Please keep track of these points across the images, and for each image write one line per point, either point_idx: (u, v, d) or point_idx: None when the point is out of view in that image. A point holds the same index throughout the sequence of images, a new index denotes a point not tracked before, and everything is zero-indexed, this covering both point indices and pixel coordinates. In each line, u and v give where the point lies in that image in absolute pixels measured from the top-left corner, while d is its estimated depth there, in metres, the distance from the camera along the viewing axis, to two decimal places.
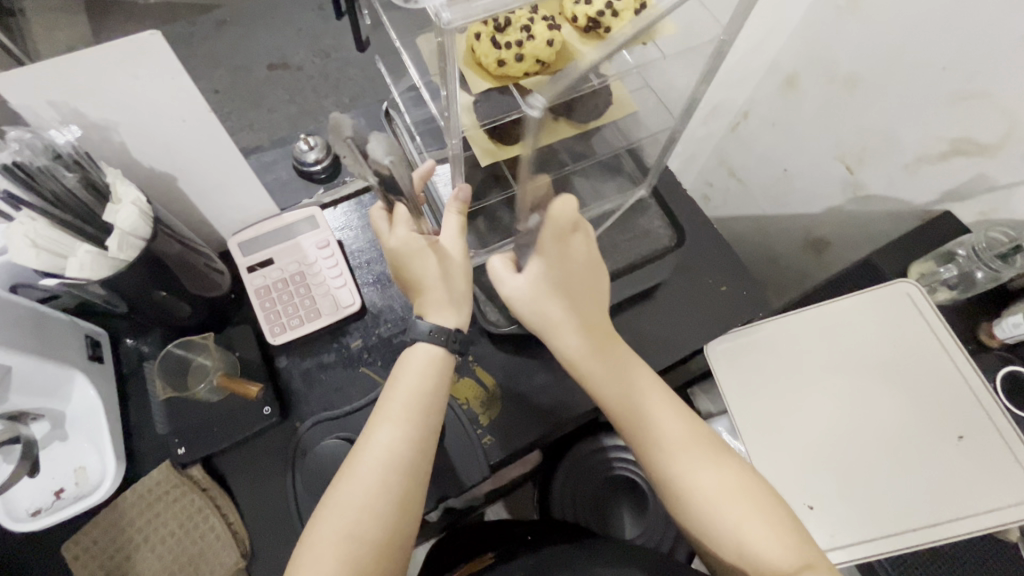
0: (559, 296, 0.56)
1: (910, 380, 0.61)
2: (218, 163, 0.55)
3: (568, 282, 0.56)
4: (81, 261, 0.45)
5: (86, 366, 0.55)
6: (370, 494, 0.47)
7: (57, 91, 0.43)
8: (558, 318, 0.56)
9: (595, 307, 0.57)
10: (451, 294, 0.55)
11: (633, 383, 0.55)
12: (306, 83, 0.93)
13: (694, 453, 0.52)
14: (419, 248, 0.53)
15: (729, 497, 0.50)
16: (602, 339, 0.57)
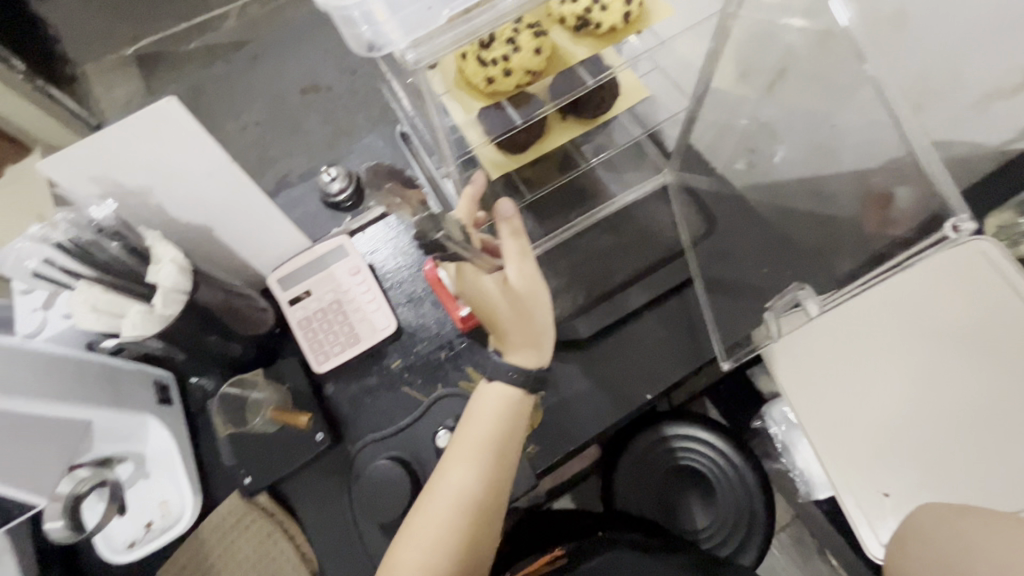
0: None
1: (995, 352, 0.53)
2: (246, 209, 0.58)
3: None
4: (133, 321, 0.49)
5: (157, 409, 0.60)
6: (446, 527, 0.50)
7: (95, 168, 0.47)
8: None
9: None
10: (528, 335, 0.55)
11: None
12: (336, 103, 1.09)
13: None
14: (492, 296, 0.54)
15: None
16: None
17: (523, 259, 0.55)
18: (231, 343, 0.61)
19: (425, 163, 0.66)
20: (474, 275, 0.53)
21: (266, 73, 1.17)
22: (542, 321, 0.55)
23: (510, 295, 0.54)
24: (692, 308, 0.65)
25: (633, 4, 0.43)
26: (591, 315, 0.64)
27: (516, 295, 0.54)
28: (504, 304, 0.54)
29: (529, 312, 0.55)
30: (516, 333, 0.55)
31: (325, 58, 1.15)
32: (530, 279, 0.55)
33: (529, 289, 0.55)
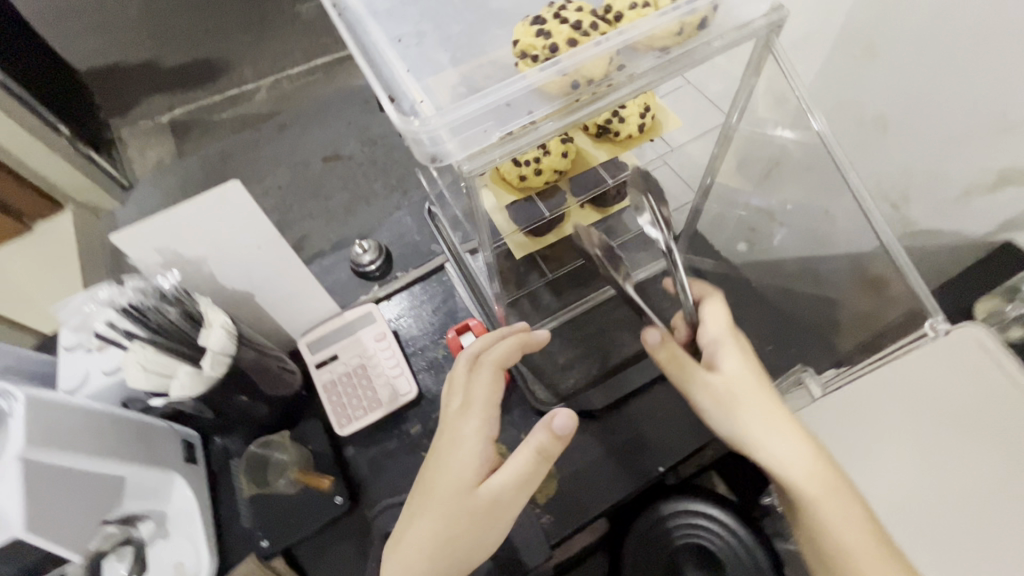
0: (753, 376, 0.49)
1: (1008, 441, 0.47)
2: (288, 278, 0.63)
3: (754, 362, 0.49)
4: (182, 381, 0.52)
5: (183, 467, 0.62)
6: None
7: (161, 239, 0.52)
8: (748, 398, 0.47)
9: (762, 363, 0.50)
10: (455, 536, 0.45)
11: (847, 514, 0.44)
12: (357, 170, 1.19)
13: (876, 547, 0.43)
14: (462, 482, 0.46)
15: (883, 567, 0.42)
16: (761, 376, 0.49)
17: (519, 484, 0.46)
18: (262, 404, 0.64)
19: (453, 239, 0.73)
20: (458, 438, 0.47)
21: (294, 142, 1.27)
22: (490, 539, 0.45)
23: (481, 494, 0.45)
24: None
25: (647, 117, 0.49)
26: (604, 387, 0.67)
27: (488, 504, 0.45)
28: (469, 498, 0.45)
29: (490, 520, 0.45)
30: (438, 517, 0.45)
31: (353, 132, 1.27)
32: (510, 499, 0.46)
33: (497, 500, 0.45)
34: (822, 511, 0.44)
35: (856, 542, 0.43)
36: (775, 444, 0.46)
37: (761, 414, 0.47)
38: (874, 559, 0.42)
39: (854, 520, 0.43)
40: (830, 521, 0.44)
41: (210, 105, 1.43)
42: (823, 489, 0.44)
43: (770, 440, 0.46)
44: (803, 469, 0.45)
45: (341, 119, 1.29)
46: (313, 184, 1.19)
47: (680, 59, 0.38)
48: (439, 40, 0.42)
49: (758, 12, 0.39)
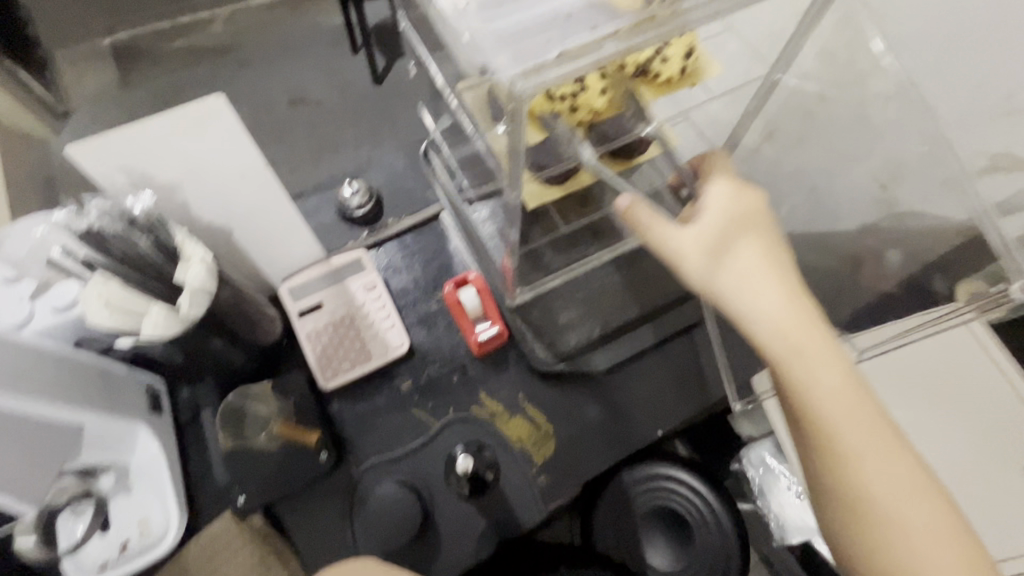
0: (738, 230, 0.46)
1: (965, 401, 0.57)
2: (274, 214, 0.56)
3: (742, 214, 0.46)
4: (155, 321, 0.47)
5: (148, 418, 0.56)
6: None
7: (127, 156, 0.44)
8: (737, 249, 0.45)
9: (757, 216, 0.46)
10: None
11: (820, 365, 0.41)
12: (325, 113, 1.12)
13: (852, 401, 0.41)
14: None
15: (859, 426, 0.40)
16: (753, 225, 0.46)
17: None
18: (240, 353, 0.58)
19: (450, 186, 0.69)
20: None
21: (255, 77, 1.18)
22: None
23: None
24: (698, 350, 0.67)
25: (690, 59, 0.45)
26: (606, 349, 0.66)
27: None
28: None
29: None
30: None
31: (324, 69, 1.18)
32: None
33: None
34: (798, 362, 0.41)
35: (834, 395, 0.41)
36: (759, 292, 0.43)
37: (743, 263, 0.44)
38: (858, 423, 0.40)
39: (828, 370, 0.41)
40: (802, 375, 0.41)
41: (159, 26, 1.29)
42: (795, 340, 0.42)
43: (748, 287, 0.44)
44: (780, 318, 0.43)
45: (315, 56, 1.19)
46: (275, 121, 1.11)
47: None
48: None
49: None
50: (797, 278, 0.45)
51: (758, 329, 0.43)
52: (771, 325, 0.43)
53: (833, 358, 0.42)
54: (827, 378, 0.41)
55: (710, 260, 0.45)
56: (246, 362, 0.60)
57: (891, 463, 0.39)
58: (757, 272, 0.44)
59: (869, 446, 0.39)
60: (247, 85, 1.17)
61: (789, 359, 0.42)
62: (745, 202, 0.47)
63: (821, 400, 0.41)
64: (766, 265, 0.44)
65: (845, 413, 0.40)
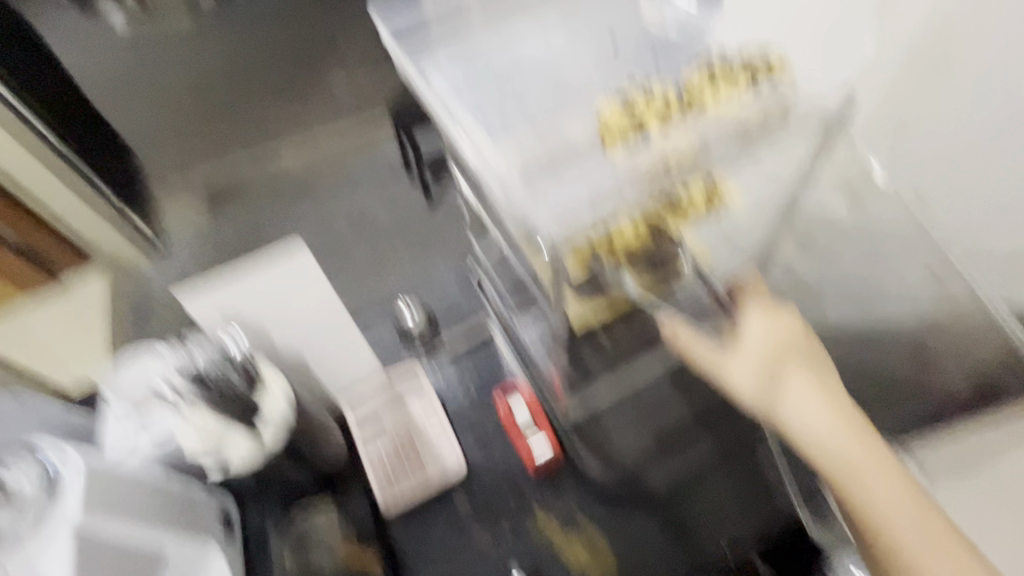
0: (783, 352, 0.52)
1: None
2: (343, 346, 0.61)
3: (781, 338, 0.52)
4: (239, 450, 0.53)
5: (217, 540, 0.57)
6: None
7: (225, 304, 0.49)
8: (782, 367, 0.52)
9: (798, 337, 0.53)
10: None
11: (869, 469, 0.49)
12: (380, 232, 1.24)
13: (903, 503, 0.48)
14: None
15: (909, 518, 0.48)
16: (795, 346, 0.53)
17: None
18: (307, 474, 0.62)
19: (496, 297, 0.72)
20: None
21: (319, 203, 1.33)
22: None
23: None
24: (757, 457, 0.66)
25: (724, 190, 0.48)
26: (660, 465, 0.66)
27: None
28: None
29: None
30: None
31: (377, 191, 1.33)
32: None
33: None
34: (851, 480, 0.49)
35: (889, 503, 0.49)
36: (805, 408, 0.51)
37: (788, 382, 0.52)
38: (906, 517, 0.48)
39: (874, 472, 0.49)
40: (853, 483, 0.50)
41: None
42: (843, 449, 0.50)
43: (791, 400, 0.51)
44: (832, 441, 0.50)
45: (373, 184, 1.33)
46: (336, 243, 1.24)
47: (757, 139, 0.43)
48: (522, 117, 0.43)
49: (821, 100, 0.43)
50: (836, 390, 0.52)
51: (807, 444, 0.51)
52: (818, 433, 0.50)
53: (878, 458, 0.50)
54: (872, 478, 0.49)
55: (753, 378, 0.51)
56: (314, 487, 0.63)
57: (940, 549, 0.47)
58: (805, 391, 0.51)
59: (922, 545, 0.47)
60: (311, 212, 1.32)
61: (839, 470, 0.50)
62: (783, 324, 0.53)
63: (872, 501, 0.49)
64: (814, 386, 0.51)
65: (901, 518, 0.48)
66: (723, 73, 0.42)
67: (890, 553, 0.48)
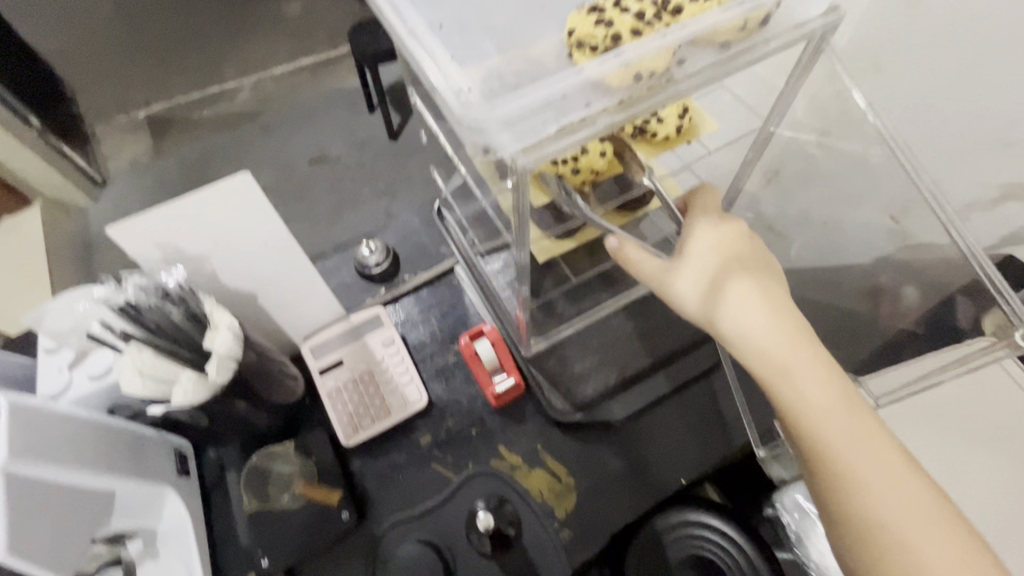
0: (722, 258, 0.46)
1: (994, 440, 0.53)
2: (296, 279, 0.59)
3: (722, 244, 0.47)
4: (184, 389, 0.49)
5: (175, 482, 0.57)
6: None
7: (160, 233, 0.47)
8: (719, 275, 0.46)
9: (742, 242, 0.47)
10: None
11: (812, 384, 0.43)
12: (343, 170, 1.17)
13: (845, 417, 0.42)
14: None
15: (857, 444, 0.41)
16: (735, 251, 0.47)
17: None
18: (262, 410, 0.59)
19: (462, 241, 0.73)
20: None
21: (278, 141, 1.25)
22: None
23: None
24: (717, 393, 0.66)
25: (685, 119, 0.47)
26: (623, 397, 0.65)
27: None
28: None
29: None
30: None
31: (338, 128, 1.25)
32: None
33: None
34: (784, 383, 0.43)
35: (827, 415, 0.42)
36: (742, 314, 0.44)
37: (726, 287, 0.45)
38: (851, 440, 0.41)
39: (818, 387, 0.42)
40: (792, 398, 0.43)
41: (188, 102, 1.38)
42: (780, 360, 0.43)
43: (730, 308, 0.45)
44: (766, 342, 0.44)
45: (334, 120, 1.26)
46: (295, 181, 1.17)
47: (740, 54, 0.36)
48: (480, 28, 0.40)
49: (816, 11, 0.38)
50: (780, 296, 0.45)
51: (742, 354, 0.45)
52: (755, 343, 0.44)
53: (822, 373, 0.43)
54: (817, 396, 0.42)
55: (692, 289, 0.46)
56: (269, 424, 0.61)
57: (893, 481, 0.40)
58: (740, 293, 0.45)
59: (866, 460, 0.41)
60: (268, 149, 1.24)
61: (776, 380, 0.43)
62: (725, 230, 0.47)
63: (818, 424, 0.42)
64: (755, 289, 0.45)
65: (842, 431, 0.41)
66: None
67: (831, 468, 0.41)
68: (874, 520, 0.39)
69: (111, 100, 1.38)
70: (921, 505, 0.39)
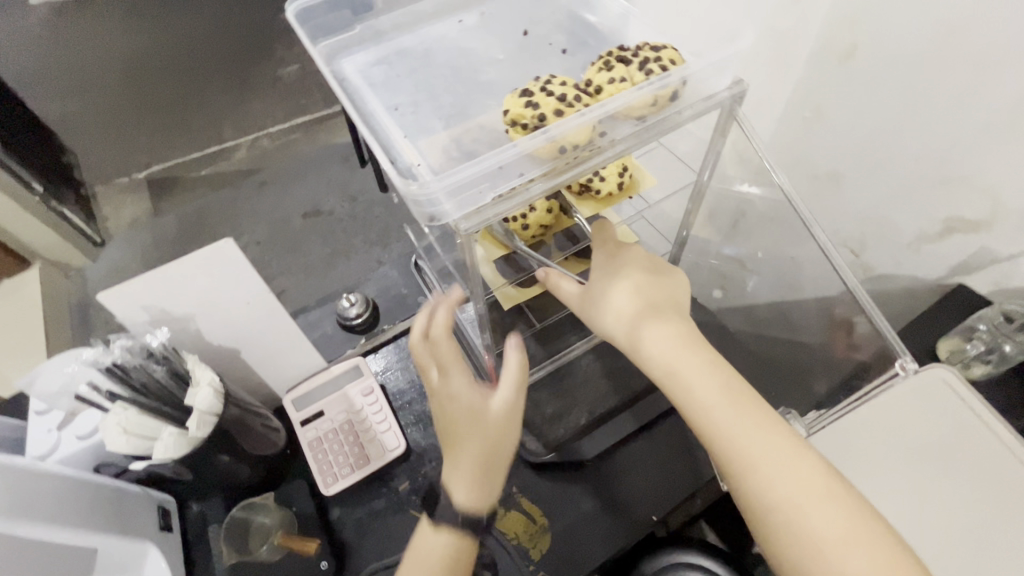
0: (619, 277, 0.52)
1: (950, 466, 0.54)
2: (276, 335, 0.62)
3: (620, 265, 0.53)
4: (166, 444, 0.51)
5: (157, 537, 0.58)
6: None
7: (149, 296, 0.51)
8: (619, 295, 0.51)
9: (638, 264, 0.53)
10: None
11: (702, 384, 0.47)
12: (332, 223, 1.23)
13: (732, 414, 0.45)
14: None
15: (745, 435, 0.45)
16: (631, 271, 0.53)
17: None
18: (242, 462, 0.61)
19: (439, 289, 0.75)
20: None
21: (270, 197, 1.31)
22: None
23: None
24: (686, 429, 0.69)
25: (625, 176, 0.52)
26: (594, 436, 0.68)
27: None
28: None
29: None
30: None
31: (326, 184, 1.32)
32: None
33: None
34: (676, 388, 0.47)
35: (715, 414, 0.46)
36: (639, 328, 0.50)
37: (624, 305, 0.51)
38: (739, 431, 0.45)
39: (706, 383, 0.47)
40: (682, 397, 0.47)
41: (186, 163, 1.53)
42: (669, 364, 0.48)
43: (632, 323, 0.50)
44: (658, 350, 0.48)
45: (322, 177, 1.33)
46: (282, 236, 1.22)
47: (656, 125, 0.42)
48: (433, 111, 0.46)
49: (721, 85, 0.44)
50: (670, 307, 0.51)
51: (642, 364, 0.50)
52: (649, 350, 0.49)
53: (709, 369, 0.47)
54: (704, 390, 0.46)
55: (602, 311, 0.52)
56: (251, 476, 0.63)
57: (778, 465, 0.44)
58: (635, 308, 0.50)
59: (754, 448, 0.44)
60: (259, 206, 1.30)
61: (668, 384, 0.48)
62: (623, 253, 0.54)
63: (705, 419, 0.46)
64: (647, 304, 0.51)
65: (730, 427, 0.45)
66: (616, 65, 0.43)
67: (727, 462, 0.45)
68: (769, 507, 0.43)
69: (112, 167, 1.52)
70: (811, 484, 0.43)
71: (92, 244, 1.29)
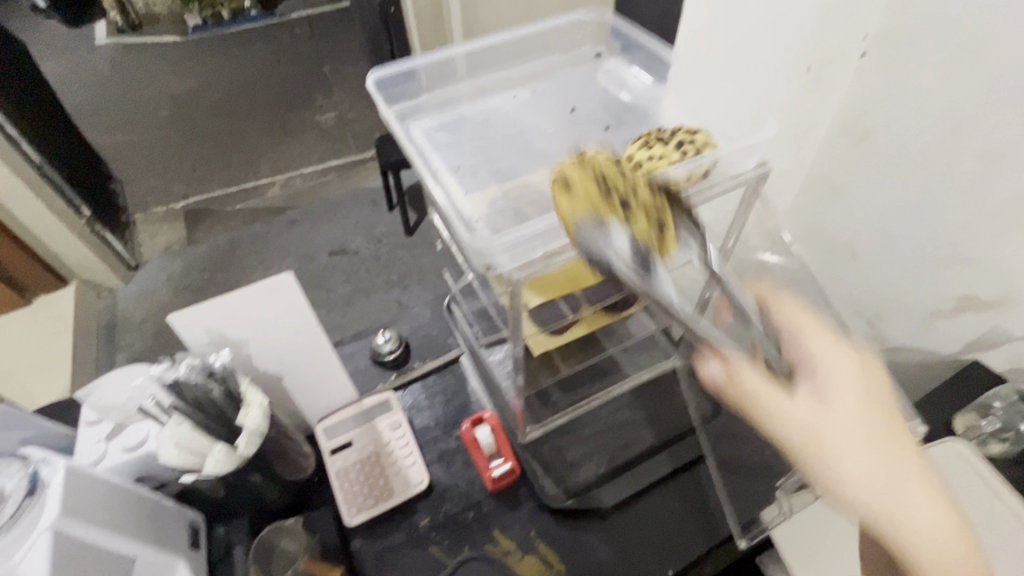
0: (880, 408, 0.42)
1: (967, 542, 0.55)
2: (317, 364, 0.66)
3: (882, 398, 0.43)
4: (216, 459, 0.55)
5: (187, 554, 0.60)
6: None
7: (213, 320, 0.56)
8: (876, 444, 0.41)
9: (893, 408, 0.43)
10: None
11: (926, 515, 0.40)
12: (359, 263, 1.29)
13: (965, 560, 0.40)
14: None
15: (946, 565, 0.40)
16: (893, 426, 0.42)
17: None
18: (273, 485, 0.63)
19: (467, 331, 0.80)
20: None
21: (301, 234, 1.39)
22: None
23: None
24: (703, 484, 0.70)
25: None
26: (613, 485, 0.69)
27: None
28: None
29: None
30: None
31: (355, 225, 1.39)
32: None
33: None
34: (902, 531, 0.40)
35: (950, 552, 0.40)
36: (860, 464, 0.41)
37: (898, 476, 0.40)
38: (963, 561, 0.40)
39: (936, 518, 0.40)
40: (902, 517, 0.40)
41: (226, 199, 1.63)
42: (889, 523, 0.41)
43: (853, 464, 0.41)
44: (912, 509, 0.40)
45: (353, 219, 1.41)
46: (310, 272, 1.29)
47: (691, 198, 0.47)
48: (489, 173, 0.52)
49: (748, 166, 0.49)
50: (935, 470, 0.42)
51: (862, 488, 0.40)
52: (855, 468, 0.41)
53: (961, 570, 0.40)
54: (924, 513, 0.40)
55: (855, 463, 0.41)
56: (280, 499, 0.65)
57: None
58: (887, 433, 0.41)
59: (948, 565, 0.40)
60: (293, 242, 1.37)
61: (885, 521, 0.41)
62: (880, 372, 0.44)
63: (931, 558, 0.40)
64: (893, 466, 0.41)
65: (936, 554, 0.40)
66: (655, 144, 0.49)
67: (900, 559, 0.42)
68: None
69: (152, 197, 1.64)
70: None
71: (129, 267, 1.37)
